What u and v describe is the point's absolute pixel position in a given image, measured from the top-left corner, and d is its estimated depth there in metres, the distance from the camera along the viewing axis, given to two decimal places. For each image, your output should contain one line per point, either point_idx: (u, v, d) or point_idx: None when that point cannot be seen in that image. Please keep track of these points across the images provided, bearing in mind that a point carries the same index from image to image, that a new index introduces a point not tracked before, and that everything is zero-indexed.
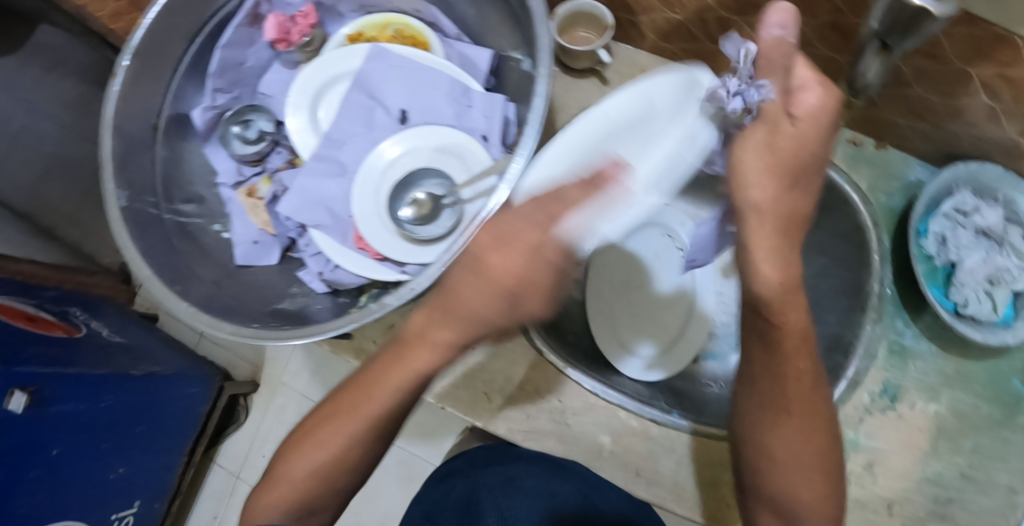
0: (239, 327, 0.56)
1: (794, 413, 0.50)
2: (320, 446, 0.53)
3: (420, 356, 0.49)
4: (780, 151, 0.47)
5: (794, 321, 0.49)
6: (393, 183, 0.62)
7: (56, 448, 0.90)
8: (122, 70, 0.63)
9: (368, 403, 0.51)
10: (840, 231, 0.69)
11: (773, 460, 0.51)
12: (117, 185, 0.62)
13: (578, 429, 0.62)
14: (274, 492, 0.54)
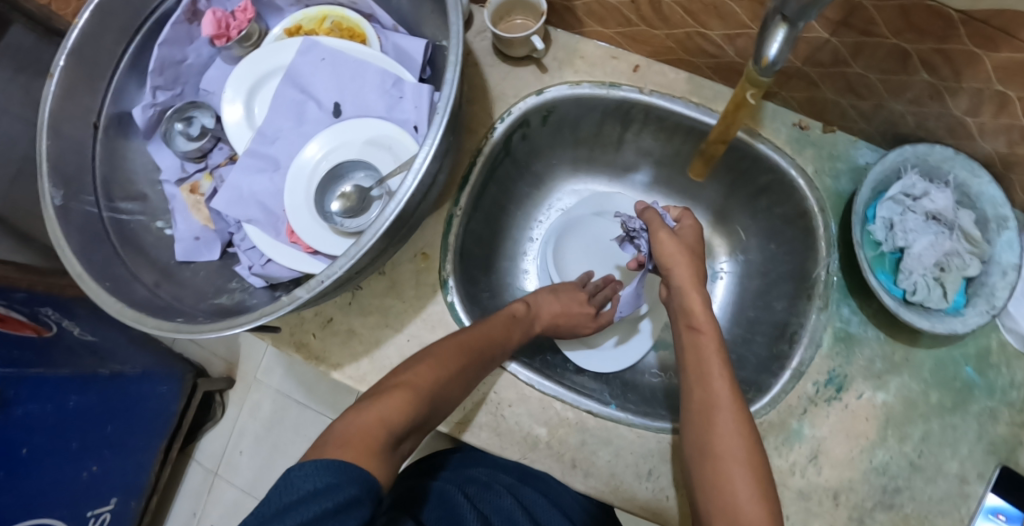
0: (163, 322, 0.56)
1: (719, 415, 0.51)
2: (454, 363, 0.53)
3: (503, 336, 0.59)
4: (675, 249, 0.61)
5: (706, 349, 0.55)
6: (321, 175, 0.62)
7: (23, 448, 0.92)
8: (57, 71, 0.63)
9: (495, 335, 0.58)
10: (788, 216, 0.68)
11: (721, 460, 0.49)
12: (52, 185, 0.62)
13: (512, 420, 0.61)
14: (387, 395, 0.49)
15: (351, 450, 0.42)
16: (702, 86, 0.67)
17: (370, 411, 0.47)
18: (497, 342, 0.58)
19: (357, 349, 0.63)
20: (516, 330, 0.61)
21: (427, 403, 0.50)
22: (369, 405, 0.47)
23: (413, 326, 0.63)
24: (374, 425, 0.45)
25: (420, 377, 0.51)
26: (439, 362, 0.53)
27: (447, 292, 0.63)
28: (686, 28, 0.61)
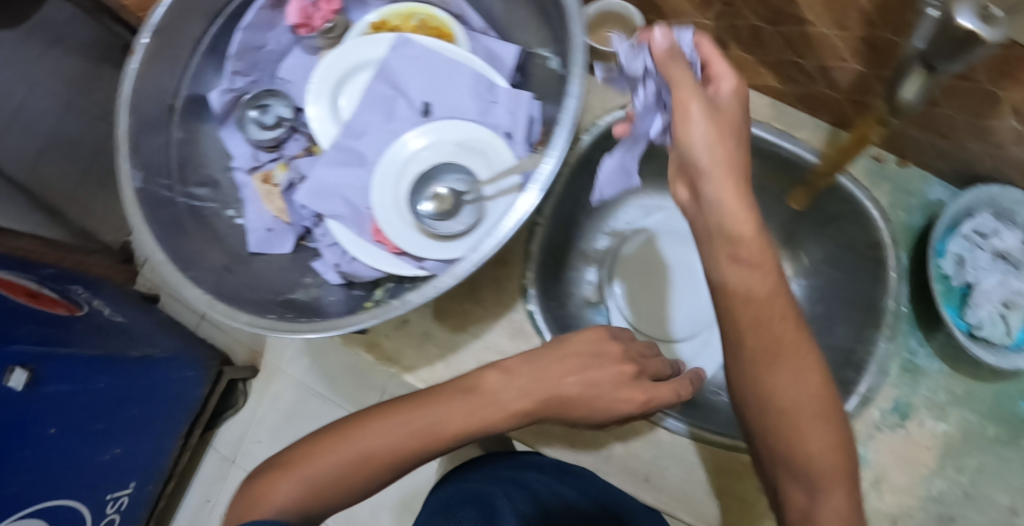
0: (255, 319, 0.54)
1: (789, 368, 0.41)
2: (374, 454, 0.42)
3: (475, 410, 0.43)
4: (723, 154, 0.40)
5: (759, 277, 0.41)
6: (416, 177, 0.62)
7: (52, 428, 0.89)
8: (140, 48, 0.62)
9: (451, 421, 0.43)
10: (854, 245, 0.69)
11: (790, 416, 0.41)
12: (132, 166, 0.61)
13: (587, 432, 0.62)
14: (276, 492, 0.40)
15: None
16: (785, 113, 0.69)
17: (264, 488, 0.41)
18: (450, 431, 0.43)
19: (432, 352, 0.64)
20: (527, 396, 0.44)
21: (333, 495, 0.41)
22: (264, 483, 0.41)
23: (492, 332, 0.64)
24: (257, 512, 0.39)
25: (331, 466, 0.41)
26: (361, 450, 0.42)
27: (527, 300, 0.63)
28: (780, 56, 0.63)
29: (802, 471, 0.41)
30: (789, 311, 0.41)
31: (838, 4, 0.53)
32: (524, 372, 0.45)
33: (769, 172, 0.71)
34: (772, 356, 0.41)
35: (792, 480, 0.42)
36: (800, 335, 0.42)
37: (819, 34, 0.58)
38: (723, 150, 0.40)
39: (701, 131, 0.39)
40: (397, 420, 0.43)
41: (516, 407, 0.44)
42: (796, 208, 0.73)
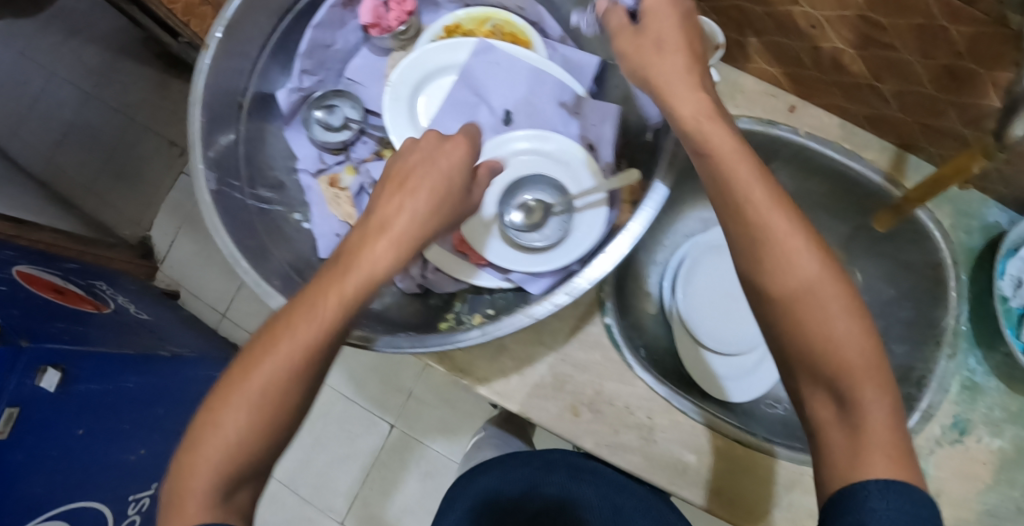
0: (352, 331, 0.52)
1: (797, 253, 0.40)
2: (259, 395, 0.42)
3: (337, 309, 0.43)
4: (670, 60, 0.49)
5: (743, 161, 0.43)
6: (506, 188, 0.61)
7: (79, 428, 0.87)
8: (213, 43, 0.59)
9: (325, 322, 0.42)
10: (914, 264, 0.71)
11: (798, 301, 0.40)
12: (206, 166, 0.59)
13: (662, 445, 0.62)
14: (230, 410, 0.42)
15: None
16: (853, 133, 0.70)
17: (183, 475, 0.41)
18: (318, 343, 0.42)
19: (507, 365, 0.64)
20: (358, 277, 0.44)
21: (261, 444, 0.42)
22: (190, 466, 0.41)
23: (569, 345, 0.64)
24: (185, 504, 0.41)
25: (229, 427, 0.41)
26: (241, 403, 0.42)
27: (605, 313, 0.64)
28: (858, 78, 0.64)
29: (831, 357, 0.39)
30: (781, 200, 0.42)
31: (930, 34, 0.54)
32: (367, 253, 0.45)
33: (832, 190, 0.73)
34: (772, 244, 0.41)
35: (815, 383, 0.41)
36: (795, 225, 0.41)
37: (902, 59, 0.59)
38: (674, 42, 0.49)
39: (659, 44, 0.50)
40: (275, 353, 0.42)
41: (365, 286, 0.44)
42: (880, 229, 0.72)
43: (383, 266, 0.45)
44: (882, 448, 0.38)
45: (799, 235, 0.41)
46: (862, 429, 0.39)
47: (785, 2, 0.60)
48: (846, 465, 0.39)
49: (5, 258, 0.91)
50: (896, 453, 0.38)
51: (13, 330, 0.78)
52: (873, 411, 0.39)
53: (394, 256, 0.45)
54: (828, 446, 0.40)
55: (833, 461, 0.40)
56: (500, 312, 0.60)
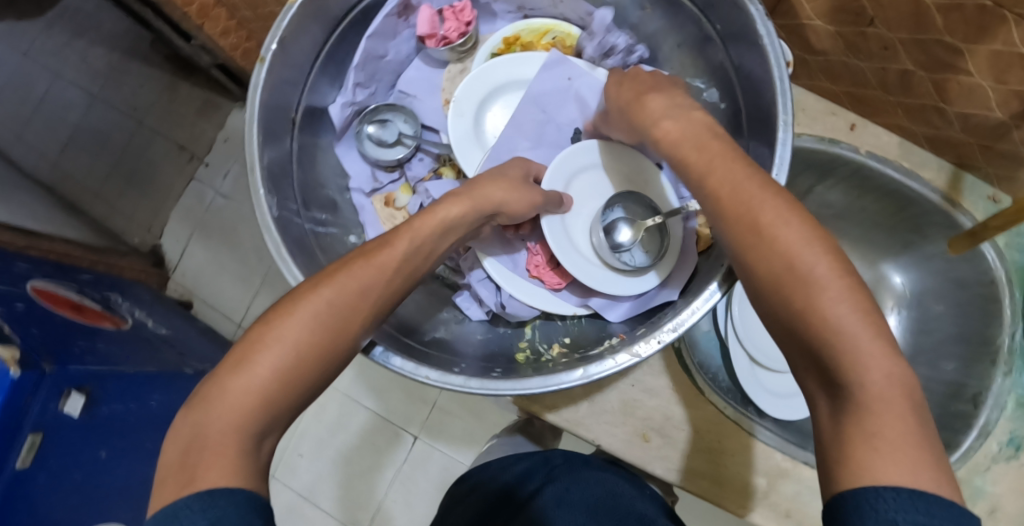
0: (447, 375, 0.51)
1: (786, 243, 0.39)
2: (315, 327, 0.43)
3: (396, 267, 0.48)
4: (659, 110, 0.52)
5: (726, 170, 0.44)
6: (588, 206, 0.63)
7: (102, 450, 0.84)
8: (270, 56, 0.56)
9: (385, 271, 0.47)
10: (964, 280, 0.72)
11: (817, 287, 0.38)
12: (267, 192, 0.56)
13: (732, 469, 0.63)
14: (275, 336, 0.42)
15: (230, 461, 0.37)
16: (911, 152, 0.70)
17: (218, 403, 0.39)
18: (377, 286, 0.46)
19: (575, 392, 0.64)
20: (415, 240, 0.50)
21: (302, 378, 0.42)
22: (227, 390, 0.39)
23: (639, 371, 0.65)
24: (220, 429, 0.38)
25: (279, 353, 0.41)
26: (291, 330, 0.42)
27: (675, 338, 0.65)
28: (923, 99, 0.63)
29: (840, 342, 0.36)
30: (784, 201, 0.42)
31: (1005, 60, 0.53)
32: (424, 221, 0.51)
33: (886, 206, 0.75)
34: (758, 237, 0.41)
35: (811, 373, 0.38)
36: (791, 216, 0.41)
37: (972, 84, 0.58)
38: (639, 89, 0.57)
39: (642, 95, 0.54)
40: (335, 292, 0.44)
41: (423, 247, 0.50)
42: (953, 253, 0.71)
43: (433, 237, 0.51)
44: (882, 440, 0.34)
45: (798, 224, 0.40)
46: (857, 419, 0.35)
47: (859, 22, 0.59)
48: (840, 464, 0.35)
49: (18, 273, 0.83)
50: (898, 447, 0.34)
51: (34, 352, 0.72)
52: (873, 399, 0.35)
53: (446, 229, 0.52)
54: (824, 441, 0.37)
55: (835, 457, 0.35)
56: (576, 341, 0.62)
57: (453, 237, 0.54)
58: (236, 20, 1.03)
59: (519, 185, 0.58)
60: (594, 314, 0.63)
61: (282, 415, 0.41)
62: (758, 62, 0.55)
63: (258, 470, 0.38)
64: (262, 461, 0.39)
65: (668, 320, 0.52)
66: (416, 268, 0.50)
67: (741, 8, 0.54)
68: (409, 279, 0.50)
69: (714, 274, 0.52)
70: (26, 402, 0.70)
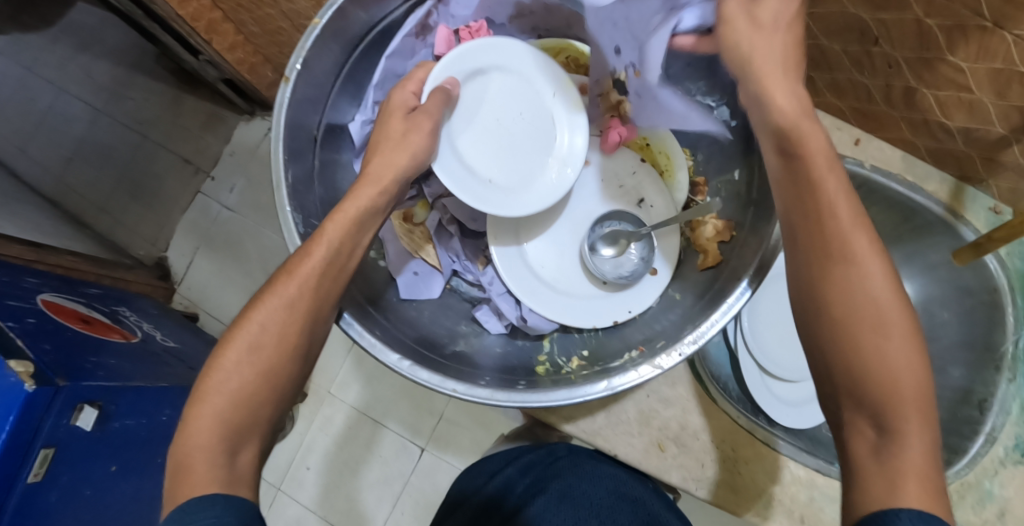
0: (472, 387, 0.53)
1: (867, 275, 0.40)
2: (256, 351, 0.44)
3: (321, 272, 0.47)
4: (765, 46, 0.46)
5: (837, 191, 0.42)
6: (484, 124, 0.66)
7: (112, 464, 0.82)
8: (293, 75, 0.57)
9: (308, 282, 0.46)
10: (969, 288, 0.74)
11: (865, 329, 0.39)
12: (293, 209, 0.57)
13: (748, 476, 0.64)
14: (223, 364, 0.44)
15: (211, 484, 0.40)
16: (914, 165, 0.72)
17: (188, 435, 0.42)
18: (304, 298, 0.46)
19: (592, 403, 0.65)
20: (335, 236, 0.48)
21: (261, 398, 0.44)
22: (191, 420, 0.43)
23: (655, 382, 0.66)
24: (192, 459, 0.41)
25: (228, 382, 0.44)
26: (237, 358, 0.44)
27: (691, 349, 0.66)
28: (927, 115, 0.66)
29: (891, 386, 0.38)
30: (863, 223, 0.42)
31: (1006, 77, 0.55)
32: (336, 220, 0.49)
33: (891, 218, 0.77)
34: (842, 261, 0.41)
35: (853, 402, 0.40)
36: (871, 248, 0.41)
37: (975, 100, 0.60)
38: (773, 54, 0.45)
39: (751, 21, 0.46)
40: (268, 314, 0.45)
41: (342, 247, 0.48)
42: (957, 264, 0.74)
43: (349, 231, 0.49)
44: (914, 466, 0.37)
45: (887, 280, 0.40)
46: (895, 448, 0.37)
47: (865, 41, 0.62)
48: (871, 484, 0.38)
49: (28, 288, 0.84)
50: (922, 478, 0.36)
51: (48, 368, 0.71)
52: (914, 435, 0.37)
53: (362, 222, 0.50)
54: (857, 465, 0.39)
55: (873, 475, 0.38)
56: (594, 354, 0.63)
57: (372, 224, 0.51)
58: (243, 35, 1.04)
59: (409, 134, 0.55)
60: (613, 326, 0.64)
61: (253, 435, 0.44)
62: None
63: (236, 484, 0.42)
64: (236, 474, 0.42)
65: (687, 332, 0.53)
66: (343, 266, 0.49)
67: None
68: (339, 278, 0.49)
69: (732, 289, 0.53)
70: (38, 419, 0.69)
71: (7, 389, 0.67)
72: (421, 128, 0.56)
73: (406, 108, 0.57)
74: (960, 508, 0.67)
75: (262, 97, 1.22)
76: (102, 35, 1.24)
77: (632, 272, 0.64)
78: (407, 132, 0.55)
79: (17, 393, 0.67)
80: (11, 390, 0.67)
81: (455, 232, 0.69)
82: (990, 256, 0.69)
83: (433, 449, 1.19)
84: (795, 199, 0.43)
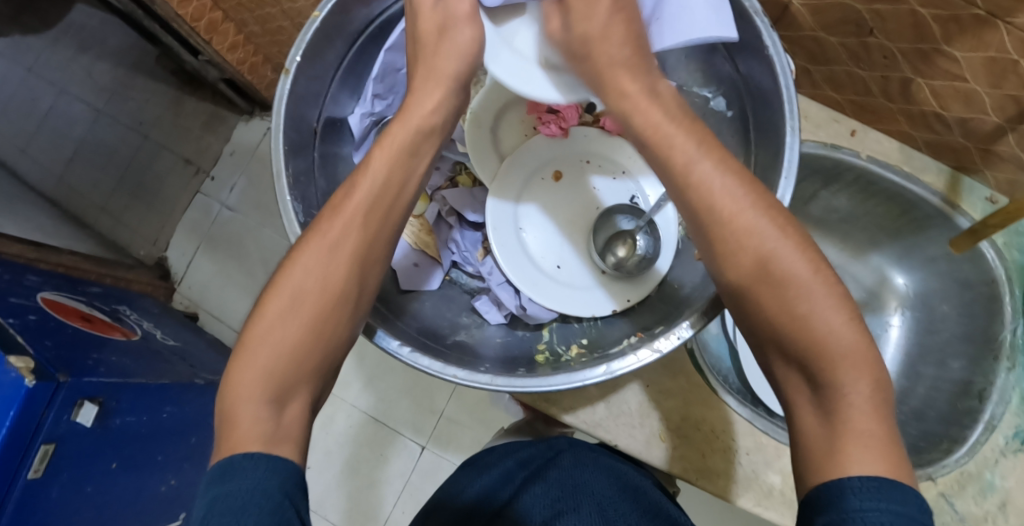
0: (473, 372, 0.53)
1: (769, 242, 0.42)
2: (298, 293, 0.45)
3: (368, 207, 0.48)
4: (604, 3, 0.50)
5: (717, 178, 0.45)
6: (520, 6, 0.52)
7: (113, 461, 0.82)
8: (294, 67, 0.58)
9: (354, 216, 0.47)
10: (967, 280, 0.74)
11: (799, 303, 0.41)
12: (292, 199, 0.58)
13: (748, 467, 0.65)
14: (272, 315, 0.45)
15: (257, 440, 0.41)
16: (911, 156, 0.73)
17: (234, 385, 0.44)
18: (349, 237, 0.47)
19: (592, 394, 0.65)
20: (381, 170, 0.49)
21: (316, 348, 0.45)
22: (237, 369, 0.44)
23: (654, 372, 0.67)
24: (238, 411, 0.43)
25: (275, 325, 0.45)
26: (285, 307, 0.45)
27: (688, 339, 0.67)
28: (925, 106, 0.66)
29: (827, 356, 0.39)
30: (752, 189, 0.44)
31: (1000, 67, 0.56)
32: (384, 149, 0.50)
33: (888, 210, 0.77)
34: (748, 235, 0.43)
35: (789, 366, 0.42)
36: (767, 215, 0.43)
37: (971, 90, 0.60)
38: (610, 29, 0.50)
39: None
40: (313, 255, 0.46)
41: (389, 178, 0.49)
42: (956, 253, 0.73)
43: (396, 160, 0.50)
44: (862, 435, 0.38)
45: (798, 253, 0.42)
46: (837, 418, 0.39)
47: (860, 33, 0.62)
48: (821, 450, 0.39)
49: (29, 285, 0.84)
50: (882, 449, 0.37)
51: (49, 364, 0.71)
52: (850, 399, 0.39)
53: (410, 150, 0.50)
54: (801, 431, 0.41)
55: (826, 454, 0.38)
56: (594, 342, 0.63)
57: (422, 154, 0.52)
58: (243, 35, 1.05)
59: (445, 32, 0.52)
60: (611, 316, 0.64)
61: (300, 389, 0.44)
62: (765, 73, 0.57)
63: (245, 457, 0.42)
64: (287, 429, 0.43)
65: (685, 317, 0.53)
66: (393, 199, 0.50)
67: (747, 21, 0.56)
68: (389, 213, 0.49)
69: (699, 305, 0.53)
70: (39, 414, 0.69)
71: (8, 384, 0.67)
72: (456, 17, 0.52)
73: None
74: (961, 497, 0.67)
75: (263, 97, 1.22)
76: (102, 37, 1.25)
77: (636, 267, 0.63)
78: (446, 32, 0.52)
79: (17, 388, 0.67)
80: (12, 385, 0.67)
81: (455, 224, 0.69)
82: (986, 245, 0.69)
83: (433, 448, 1.18)
84: (688, 205, 0.46)
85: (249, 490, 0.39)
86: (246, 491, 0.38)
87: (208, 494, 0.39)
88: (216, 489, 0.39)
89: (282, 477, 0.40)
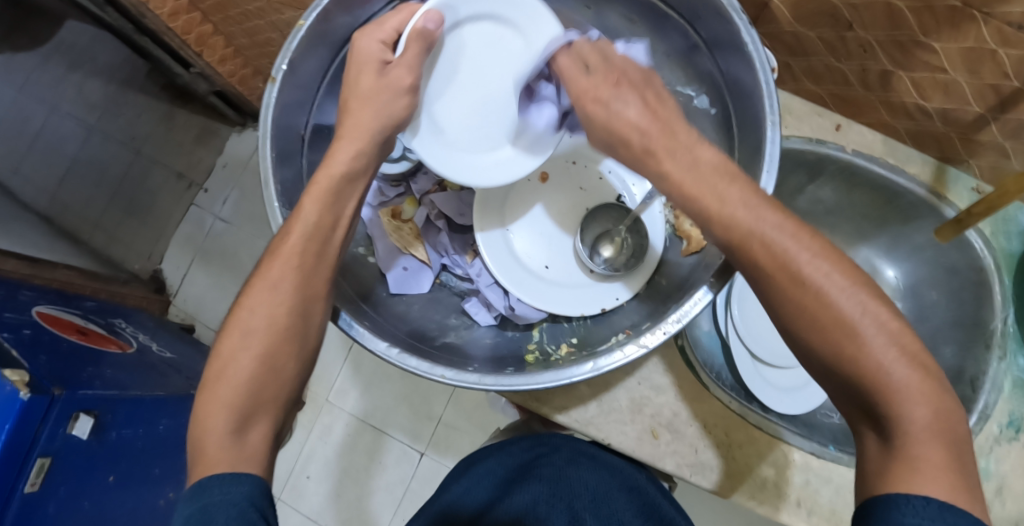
0: (461, 372, 0.54)
1: (814, 281, 0.40)
2: (247, 333, 0.47)
3: (302, 248, 0.50)
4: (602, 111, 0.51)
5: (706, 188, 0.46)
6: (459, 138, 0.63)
7: (110, 475, 0.82)
8: (279, 75, 0.59)
9: (290, 257, 0.49)
10: (956, 268, 0.74)
11: (853, 336, 0.39)
12: (280, 205, 0.59)
13: (743, 460, 0.65)
14: (242, 357, 0.46)
15: (223, 462, 0.42)
16: (895, 148, 0.74)
17: (214, 410, 0.45)
18: (284, 275, 0.48)
19: (583, 392, 0.66)
20: (312, 213, 0.51)
21: (276, 382, 0.47)
22: (204, 406, 0.45)
23: (646, 369, 0.67)
24: (207, 441, 0.44)
25: (229, 365, 0.46)
26: (251, 350, 0.46)
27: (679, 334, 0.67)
28: (906, 97, 0.66)
29: (883, 388, 0.38)
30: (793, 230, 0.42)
31: (978, 56, 0.56)
32: (312, 195, 0.52)
33: (874, 201, 0.78)
34: (802, 292, 0.41)
35: (848, 398, 0.41)
36: (807, 252, 0.41)
37: (951, 81, 0.61)
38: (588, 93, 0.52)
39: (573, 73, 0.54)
40: (256, 298, 0.48)
41: (320, 218, 0.51)
42: (941, 242, 0.74)
43: (324, 204, 0.51)
44: (924, 463, 0.37)
45: (849, 292, 0.40)
46: (896, 444, 0.38)
47: (839, 26, 0.63)
48: (879, 473, 0.38)
49: (23, 301, 0.85)
50: (944, 468, 0.36)
51: (44, 378, 0.71)
52: (912, 427, 0.38)
53: (337, 193, 0.52)
54: (865, 456, 0.40)
55: (880, 481, 0.38)
56: (583, 341, 0.64)
57: (350, 193, 0.54)
58: (233, 48, 1.06)
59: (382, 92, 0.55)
60: (600, 314, 0.64)
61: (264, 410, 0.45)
62: (744, 68, 0.58)
63: (226, 461, 0.43)
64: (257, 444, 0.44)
65: (671, 312, 0.54)
66: (326, 238, 0.52)
67: (725, 17, 0.57)
68: (322, 253, 0.51)
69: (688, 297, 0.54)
70: (35, 428, 0.69)
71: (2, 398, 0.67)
72: (394, 88, 0.55)
73: (377, 63, 0.56)
74: None
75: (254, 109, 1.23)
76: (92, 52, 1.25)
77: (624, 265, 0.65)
78: (380, 90, 0.55)
79: (12, 402, 0.67)
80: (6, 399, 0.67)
81: (443, 227, 0.70)
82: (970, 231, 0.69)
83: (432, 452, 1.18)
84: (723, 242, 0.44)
85: (218, 501, 0.40)
86: (212, 505, 0.40)
87: (181, 510, 0.41)
88: (189, 508, 0.40)
89: (248, 485, 0.41)
